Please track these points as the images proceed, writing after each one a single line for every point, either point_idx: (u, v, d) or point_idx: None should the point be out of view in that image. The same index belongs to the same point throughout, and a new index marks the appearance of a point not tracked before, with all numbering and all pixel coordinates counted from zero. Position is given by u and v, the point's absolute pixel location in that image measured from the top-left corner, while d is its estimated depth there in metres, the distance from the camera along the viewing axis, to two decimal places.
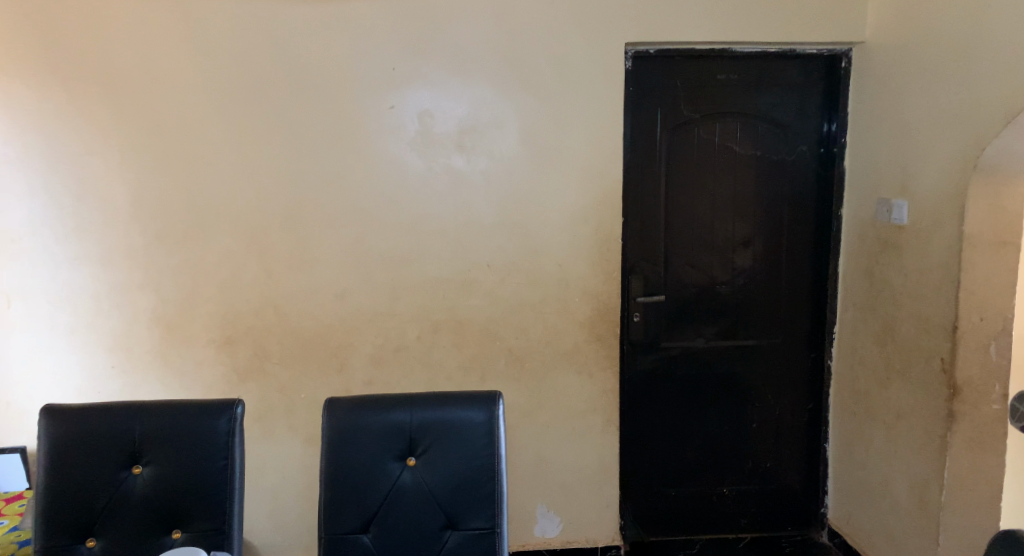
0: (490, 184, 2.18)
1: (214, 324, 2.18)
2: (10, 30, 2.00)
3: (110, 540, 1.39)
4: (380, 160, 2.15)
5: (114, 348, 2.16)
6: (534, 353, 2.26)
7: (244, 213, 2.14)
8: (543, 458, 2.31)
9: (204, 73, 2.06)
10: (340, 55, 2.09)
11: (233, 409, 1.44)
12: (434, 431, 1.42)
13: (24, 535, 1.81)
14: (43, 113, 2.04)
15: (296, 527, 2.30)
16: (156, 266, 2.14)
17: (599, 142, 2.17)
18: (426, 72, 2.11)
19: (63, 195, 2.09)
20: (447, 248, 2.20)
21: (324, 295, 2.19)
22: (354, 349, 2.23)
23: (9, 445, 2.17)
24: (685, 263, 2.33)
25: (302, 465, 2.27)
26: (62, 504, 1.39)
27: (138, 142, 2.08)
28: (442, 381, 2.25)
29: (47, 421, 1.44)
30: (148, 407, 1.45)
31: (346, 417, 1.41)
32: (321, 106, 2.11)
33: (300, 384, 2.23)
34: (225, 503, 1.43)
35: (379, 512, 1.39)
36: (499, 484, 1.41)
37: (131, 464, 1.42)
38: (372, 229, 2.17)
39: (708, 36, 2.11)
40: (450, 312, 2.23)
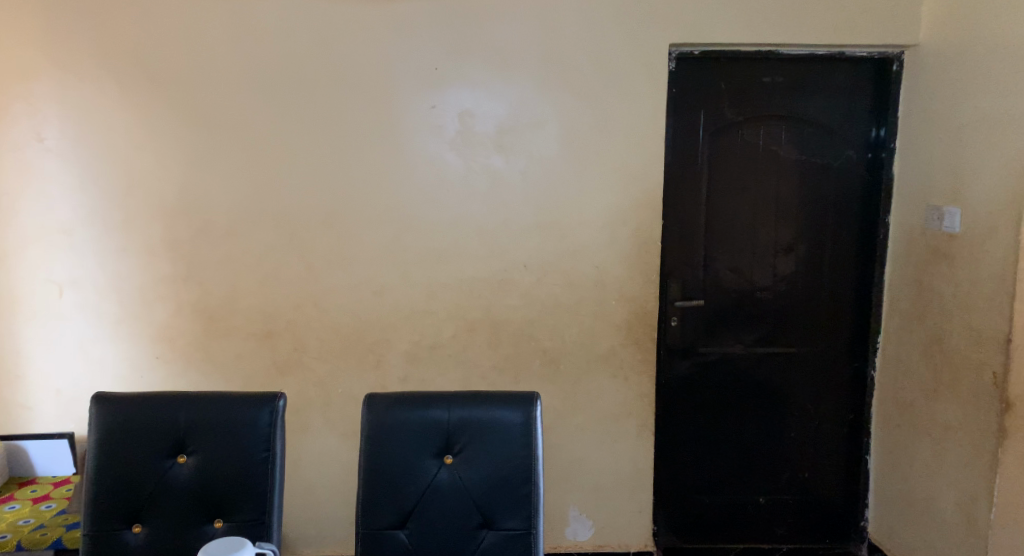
0: (529, 184, 2.18)
1: (256, 318, 2.22)
2: (66, 27, 2.05)
3: (154, 527, 1.43)
4: (419, 159, 2.16)
5: (159, 338, 2.20)
6: (570, 355, 2.25)
7: (287, 208, 2.17)
8: (576, 460, 2.29)
9: (251, 72, 2.10)
10: (384, 54, 2.11)
11: (276, 402, 1.47)
12: (472, 431, 1.42)
13: (72, 519, 1.89)
14: (96, 109, 2.10)
15: (330, 521, 2.31)
16: (201, 260, 2.18)
17: (640, 144, 2.16)
18: (467, 72, 2.12)
19: (116, 188, 2.14)
20: (485, 248, 2.21)
21: (363, 291, 2.21)
22: (391, 346, 2.24)
23: (57, 430, 2.22)
24: (725, 268, 2.29)
25: (338, 460, 2.29)
26: (109, 489, 1.43)
27: (185, 138, 2.12)
28: (477, 380, 2.26)
29: (97, 409, 1.49)
30: (192, 397, 1.49)
31: (386, 413, 1.43)
32: (365, 105, 2.13)
33: (336, 379, 2.25)
34: (265, 494, 1.46)
35: (416, 509, 1.40)
36: (535, 485, 1.41)
37: (176, 453, 1.46)
38: (410, 227, 2.19)
39: (756, 37, 2.08)
40: (486, 311, 2.23)
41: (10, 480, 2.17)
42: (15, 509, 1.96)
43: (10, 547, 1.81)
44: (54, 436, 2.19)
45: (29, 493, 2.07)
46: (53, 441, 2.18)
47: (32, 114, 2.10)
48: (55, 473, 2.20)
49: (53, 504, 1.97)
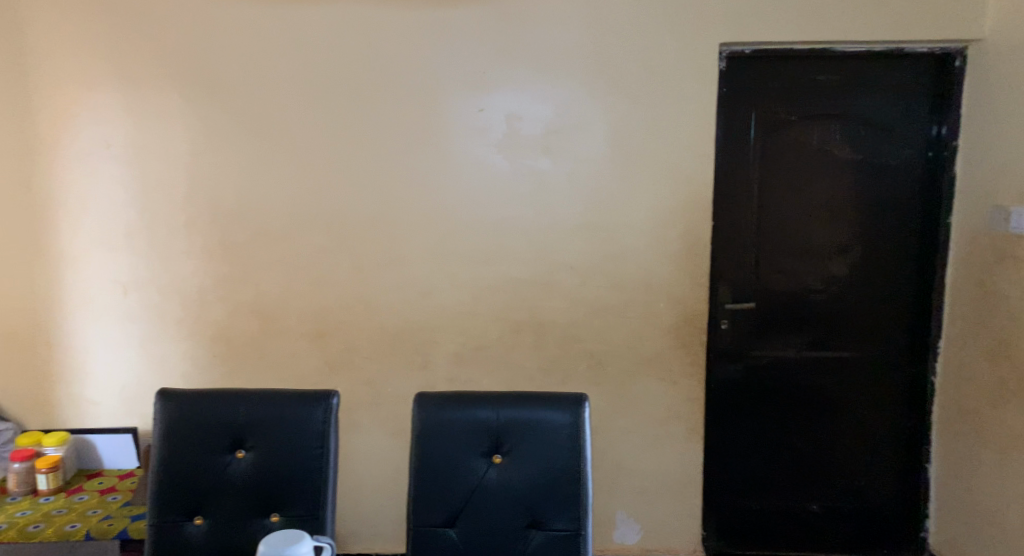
0: (576, 186, 2.18)
1: (308, 318, 2.24)
2: (132, 38, 2.14)
3: (215, 519, 1.48)
4: (466, 162, 2.18)
5: (217, 337, 2.24)
6: (616, 358, 2.24)
7: (336, 211, 2.19)
8: (623, 463, 2.28)
9: (303, 77, 2.14)
10: (433, 59, 2.13)
11: (329, 400, 1.51)
12: (520, 431, 1.43)
13: (137, 510, 1.97)
14: (158, 116, 2.17)
15: (377, 519, 2.33)
16: (257, 261, 2.21)
17: (689, 146, 2.14)
18: (515, 75, 2.13)
19: (175, 190, 2.20)
20: (531, 250, 2.21)
21: (410, 292, 2.24)
22: (437, 346, 2.25)
23: (122, 426, 2.26)
24: (776, 270, 2.25)
25: (385, 459, 2.30)
26: (173, 481, 1.49)
27: (241, 143, 2.18)
28: (523, 382, 2.26)
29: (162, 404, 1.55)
30: (250, 394, 1.54)
31: (434, 413, 1.45)
32: (413, 109, 2.16)
33: (384, 377, 2.26)
34: (319, 490, 1.50)
35: (465, 508, 1.41)
36: (583, 486, 1.41)
37: (235, 448, 1.52)
38: (458, 230, 2.21)
39: (809, 35, 2.05)
40: (531, 313, 2.24)
41: (79, 473, 2.20)
42: (84, 500, 2.00)
43: (80, 537, 1.84)
44: (118, 431, 2.23)
45: (96, 484, 2.11)
46: (118, 436, 2.22)
47: (100, 120, 2.18)
48: (120, 466, 2.23)
49: (118, 496, 2.03)
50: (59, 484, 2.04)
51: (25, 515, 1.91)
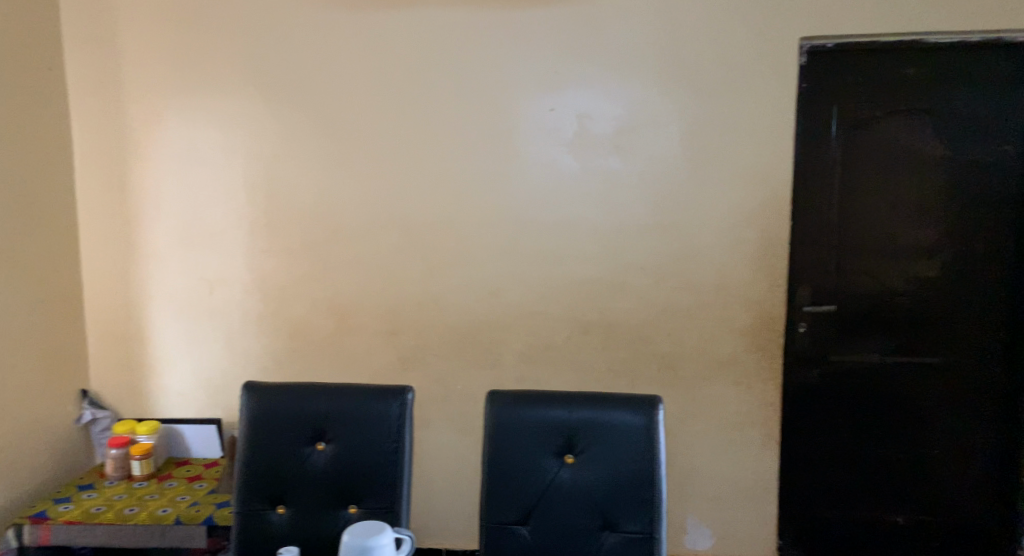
0: (648, 185, 2.15)
1: (381, 316, 2.28)
2: (217, 43, 2.18)
3: (296, 509, 1.53)
4: (536, 162, 2.18)
5: (296, 333, 2.29)
6: (689, 360, 2.20)
7: (410, 211, 2.22)
8: (696, 467, 2.23)
9: (380, 80, 2.18)
10: (506, 59, 2.14)
11: (405, 396, 1.54)
12: (592, 431, 1.42)
13: (222, 498, 2.04)
14: (241, 118, 2.21)
15: (445, 517, 2.34)
16: (335, 260, 2.26)
17: (767, 143, 2.08)
18: (587, 74, 2.12)
19: (255, 190, 2.24)
20: (602, 250, 2.19)
21: (480, 291, 2.24)
22: (506, 345, 2.26)
23: (208, 416, 2.33)
24: (859, 272, 2.17)
25: (454, 457, 2.32)
26: (257, 471, 1.54)
27: (320, 145, 2.21)
28: (593, 383, 2.24)
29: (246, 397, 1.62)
30: (329, 389, 1.59)
31: (507, 411, 1.46)
32: (486, 109, 2.17)
33: (455, 375, 2.29)
34: (395, 483, 1.54)
35: (538, 506, 1.42)
36: (658, 489, 1.39)
37: (315, 440, 1.57)
38: (527, 230, 2.20)
39: (898, 26, 1.97)
40: (602, 314, 2.22)
41: (169, 460, 2.29)
42: (173, 486, 2.10)
43: (170, 521, 1.92)
44: (204, 422, 2.30)
45: (185, 471, 2.22)
46: (204, 426, 2.29)
47: (188, 124, 2.22)
48: (206, 455, 2.32)
49: (205, 483, 2.12)
50: (152, 471, 2.16)
51: (122, 498, 2.03)
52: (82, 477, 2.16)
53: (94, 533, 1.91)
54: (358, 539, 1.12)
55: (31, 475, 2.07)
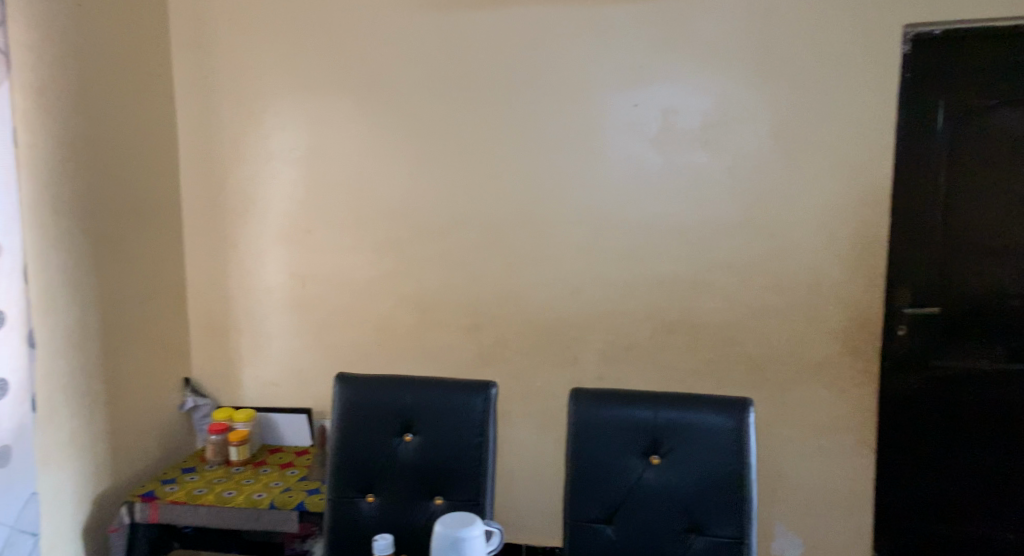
0: (734, 182, 2.10)
1: (462, 312, 2.30)
2: (310, 46, 2.26)
3: (386, 497, 1.57)
4: (617, 158, 2.16)
5: (381, 328, 2.35)
6: (777, 362, 2.13)
7: (491, 208, 2.24)
8: (783, 473, 2.16)
9: (464, 78, 2.19)
10: (590, 55, 2.13)
11: (490, 390, 1.57)
12: (679, 432, 1.40)
13: (311, 486, 2.11)
14: (330, 118, 2.28)
15: (523, 514, 2.35)
16: (419, 256, 2.30)
17: (865, 136, 2.00)
18: (673, 68, 2.09)
19: (344, 188, 2.31)
20: (686, 248, 2.15)
21: (560, 289, 2.23)
22: (586, 343, 2.24)
23: (298, 406, 2.43)
24: (966, 272, 2.05)
25: (533, 454, 2.32)
26: (349, 459, 1.60)
27: (404, 143, 2.25)
28: (676, 383, 2.20)
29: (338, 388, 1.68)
30: (416, 382, 1.63)
31: (591, 410, 1.45)
32: (568, 106, 2.16)
33: (534, 373, 2.28)
34: (480, 476, 1.56)
35: (623, 506, 1.41)
36: (748, 493, 1.35)
37: (403, 432, 1.61)
38: (608, 227, 2.19)
39: (1013, 10, 1.85)
40: (686, 313, 2.17)
41: (263, 447, 2.40)
42: (267, 472, 2.20)
43: (265, 505, 2.01)
44: (295, 411, 2.38)
45: (277, 459, 2.31)
46: (295, 416, 2.37)
47: (282, 124, 2.32)
48: (296, 443, 2.41)
49: (296, 471, 2.20)
50: (247, 457, 2.26)
51: (221, 482, 2.13)
52: (186, 461, 2.30)
53: (197, 515, 2.02)
54: (450, 531, 1.14)
55: (139, 457, 2.20)
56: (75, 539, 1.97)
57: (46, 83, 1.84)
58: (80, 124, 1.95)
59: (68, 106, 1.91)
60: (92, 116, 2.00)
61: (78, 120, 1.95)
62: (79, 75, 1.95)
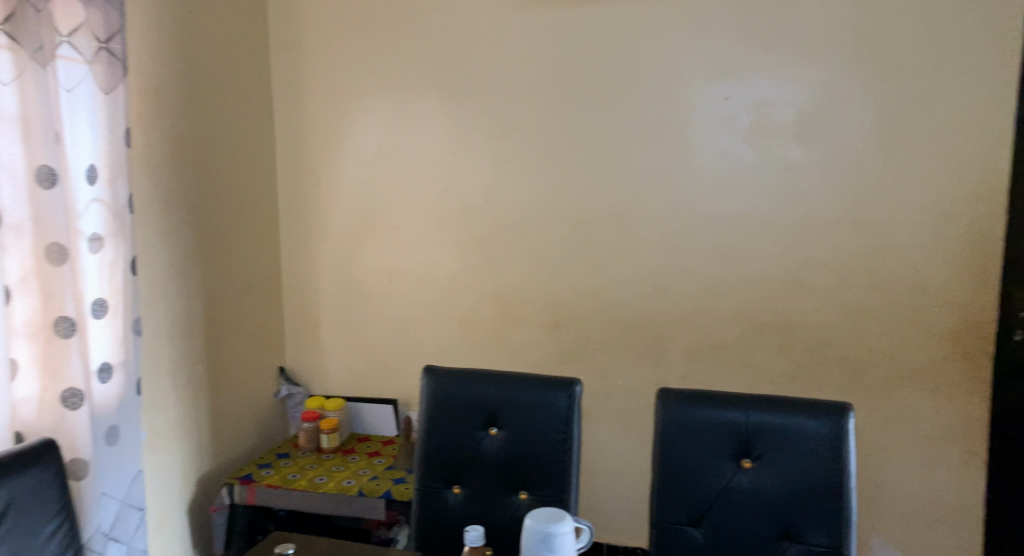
0: (830, 177, 2.01)
1: (544, 309, 2.30)
2: (399, 46, 2.32)
3: (471, 489, 1.59)
4: (705, 153, 2.11)
5: (464, 323, 2.39)
6: (877, 366, 2.03)
7: (575, 204, 2.23)
8: (881, 483, 2.06)
9: (550, 74, 2.19)
10: (679, 48, 2.08)
11: (574, 387, 1.55)
12: (772, 436, 1.35)
13: (397, 475, 2.16)
14: (417, 117, 2.33)
15: (603, 513, 2.34)
16: (502, 252, 2.32)
17: (979, 128, 1.88)
18: (766, 60, 2.02)
19: (429, 185, 2.35)
20: (778, 246, 2.08)
21: (645, 286, 2.20)
22: (671, 342, 2.20)
23: (383, 397, 2.50)
24: None
25: (615, 453, 2.30)
26: (435, 450, 1.63)
27: (489, 140, 2.27)
28: (765, 385, 2.13)
29: (425, 380, 1.71)
30: (501, 376, 1.63)
31: (679, 410, 1.42)
32: (656, 100, 2.12)
33: (616, 371, 2.26)
34: (564, 473, 1.55)
35: (711, 509, 1.37)
36: (847, 503, 1.28)
37: (488, 426, 1.62)
38: (695, 224, 2.14)
39: None
40: (777, 313, 2.10)
41: (352, 435, 2.49)
42: (355, 460, 2.27)
43: (353, 492, 2.07)
44: (381, 402, 2.47)
45: (366, 447, 2.39)
46: (381, 406, 2.46)
47: (371, 123, 2.38)
48: (382, 432, 2.49)
49: (383, 460, 2.27)
50: (337, 445, 2.35)
51: (314, 468, 2.22)
52: (281, 446, 2.40)
53: (290, 499, 2.09)
54: (541, 526, 1.09)
55: (238, 441, 2.32)
56: (181, 516, 2.09)
57: (160, 87, 1.96)
58: (189, 125, 2.07)
59: (179, 108, 2.03)
60: (200, 118, 2.11)
61: (188, 122, 2.07)
62: (189, 79, 2.06)
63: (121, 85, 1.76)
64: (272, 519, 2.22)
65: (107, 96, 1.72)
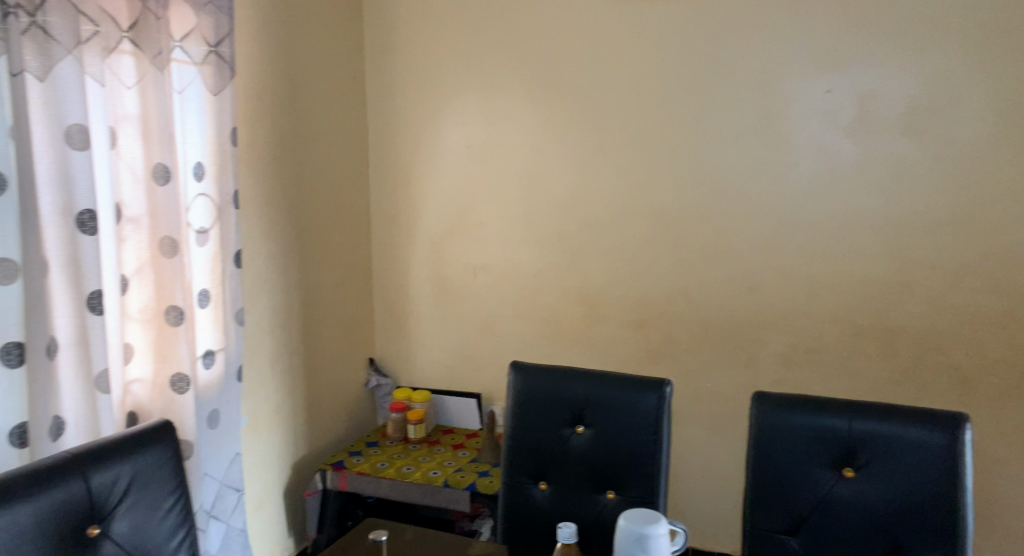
0: (942, 173, 1.90)
1: (630, 307, 2.27)
2: (488, 45, 2.34)
3: (558, 486, 1.59)
4: (804, 148, 2.02)
5: (547, 319, 2.39)
6: (992, 375, 1.91)
7: (664, 202, 2.19)
8: (993, 499, 1.94)
9: (641, 70, 2.16)
10: (779, 40, 2.00)
11: (664, 388, 1.50)
12: (878, 445, 1.23)
13: (481, 468, 2.19)
14: (505, 114, 2.35)
15: (687, 515, 2.30)
16: (587, 249, 2.30)
17: None
18: (873, 50, 1.92)
19: (515, 182, 2.37)
20: (882, 246, 1.98)
21: (737, 286, 2.14)
22: (763, 344, 2.13)
23: (466, 390, 2.54)
24: None
25: (700, 456, 2.25)
26: (523, 446, 1.63)
27: (577, 137, 2.26)
28: (865, 392, 2.04)
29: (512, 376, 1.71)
30: (589, 374, 1.61)
31: (774, 413, 1.32)
32: (752, 94, 2.05)
33: (704, 373, 2.21)
34: (653, 474, 1.51)
35: (809, 519, 1.27)
36: (966, 523, 1.15)
37: (575, 423, 1.60)
38: (791, 222, 2.06)
39: None
40: (879, 317, 2.00)
41: (436, 427, 2.55)
42: (440, 451, 2.32)
43: (440, 483, 2.11)
44: (465, 395, 2.51)
45: (450, 439, 2.43)
46: (465, 400, 2.50)
47: (458, 121, 2.42)
48: (465, 425, 2.53)
49: (467, 453, 2.30)
50: (423, 435, 2.40)
51: (400, 458, 2.28)
52: (369, 435, 2.48)
53: (377, 486, 2.15)
54: (635, 526, 1.04)
55: (330, 428, 2.42)
56: (278, 497, 2.20)
57: (265, 88, 2.05)
58: (290, 125, 2.16)
59: (282, 109, 2.12)
60: (299, 118, 2.20)
61: (289, 122, 2.15)
62: (290, 80, 2.15)
63: (228, 88, 1.84)
64: (360, 505, 2.29)
65: (215, 97, 1.80)
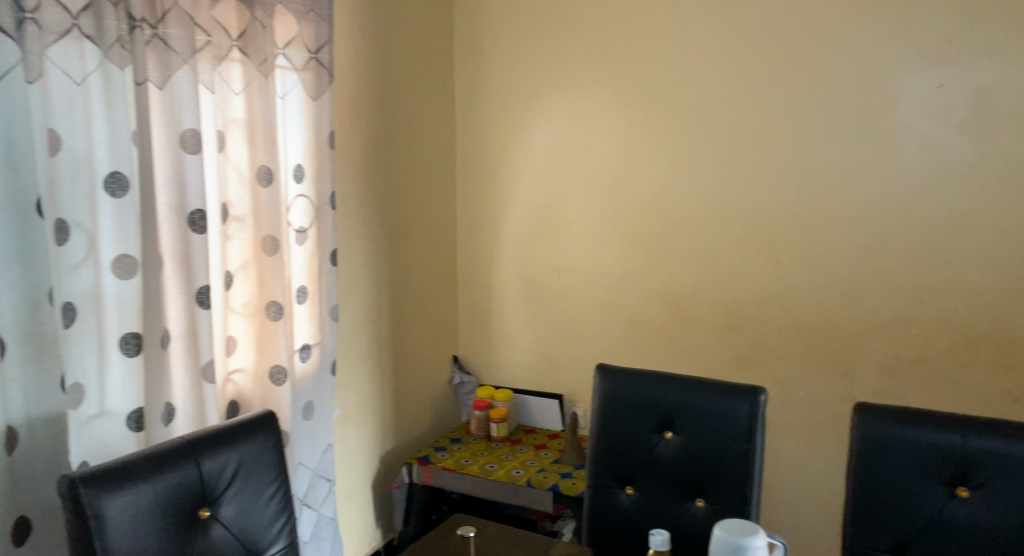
0: None
1: (719, 311, 2.22)
2: (575, 46, 2.34)
3: (646, 492, 1.53)
4: (913, 147, 1.91)
5: (631, 322, 2.37)
6: None
7: (758, 204, 2.12)
8: None
9: (735, 67, 2.10)
10: (887, 33, 1.90)
11: (760, 395, 1.43)
12: (999, 466, 1.12)
13: (564, 469, 2.19)
14: (591, 114, 2.34)
15: (776, 527, 2.23)
16: (674, 251, 2.26)
17: None
18: (995, 41, 1.79)
19: (600, 183, 2.35)
20: (1000, 251, 1.85)
21: (835, 292, 2.05)
22: (863, 353, 2.03)
23: (548, 391, 2.55)
24: None
25: (791, 466, 2.18)
26: (608, 450, 1.58)
27: (665, 137, 2.23)
28: (977, 407, 1.91)
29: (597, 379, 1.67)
30: (678, 379, 1.55)
31: (879, 427, 1.22)
32: (856, 91, 1.96)
33: (797, 380, 2.13)
34: (746, 484, 1.43)
35: (916, 540, 1.17)
36: None
37: (663, 429, 1.54)
38: (896, 224, 1.96)
39: None
40: (996, 327, 1.87)
41: (517, 426, 2.57)
42: (523, 451, 2.34)
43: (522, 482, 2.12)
44: (547, 396, 2.51)
45: (532, 439, 2.45)
46: (547, 400, 2.51)
47: (544, 122, 2.43)
48: (547, 426, 2.53)
49: (549, 454, 2.31)
50: (505, 434, 2.43)
51: (483, 455, 2.31)
52: (453, 431, 2.54)
53: (460, 482, 2.18)
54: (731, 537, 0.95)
55: (415, 423, 2.47)
56: (365, 488, 2.27)
57: (360, 93, 2.12)
58: (382, 127, 2.22)
59: (376, 112, 2.19)
60: (390, 120, 2.26)
61: (381, 124, 2.22)
62: (383, 84, 2.21)
63: (327, 92, 1.92)
64: (444, 500, 2.35)
65: (314, 102, 1.88)
